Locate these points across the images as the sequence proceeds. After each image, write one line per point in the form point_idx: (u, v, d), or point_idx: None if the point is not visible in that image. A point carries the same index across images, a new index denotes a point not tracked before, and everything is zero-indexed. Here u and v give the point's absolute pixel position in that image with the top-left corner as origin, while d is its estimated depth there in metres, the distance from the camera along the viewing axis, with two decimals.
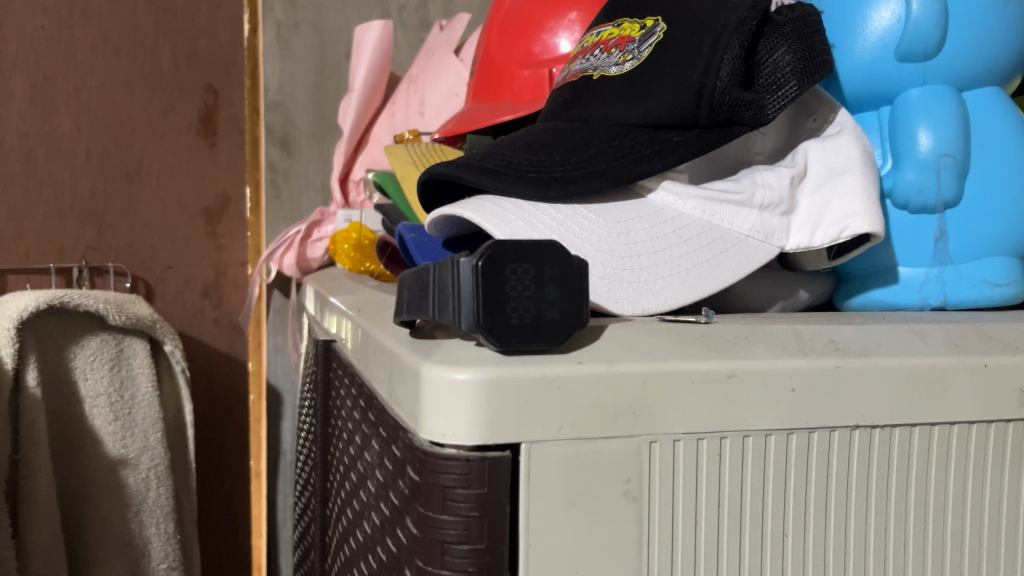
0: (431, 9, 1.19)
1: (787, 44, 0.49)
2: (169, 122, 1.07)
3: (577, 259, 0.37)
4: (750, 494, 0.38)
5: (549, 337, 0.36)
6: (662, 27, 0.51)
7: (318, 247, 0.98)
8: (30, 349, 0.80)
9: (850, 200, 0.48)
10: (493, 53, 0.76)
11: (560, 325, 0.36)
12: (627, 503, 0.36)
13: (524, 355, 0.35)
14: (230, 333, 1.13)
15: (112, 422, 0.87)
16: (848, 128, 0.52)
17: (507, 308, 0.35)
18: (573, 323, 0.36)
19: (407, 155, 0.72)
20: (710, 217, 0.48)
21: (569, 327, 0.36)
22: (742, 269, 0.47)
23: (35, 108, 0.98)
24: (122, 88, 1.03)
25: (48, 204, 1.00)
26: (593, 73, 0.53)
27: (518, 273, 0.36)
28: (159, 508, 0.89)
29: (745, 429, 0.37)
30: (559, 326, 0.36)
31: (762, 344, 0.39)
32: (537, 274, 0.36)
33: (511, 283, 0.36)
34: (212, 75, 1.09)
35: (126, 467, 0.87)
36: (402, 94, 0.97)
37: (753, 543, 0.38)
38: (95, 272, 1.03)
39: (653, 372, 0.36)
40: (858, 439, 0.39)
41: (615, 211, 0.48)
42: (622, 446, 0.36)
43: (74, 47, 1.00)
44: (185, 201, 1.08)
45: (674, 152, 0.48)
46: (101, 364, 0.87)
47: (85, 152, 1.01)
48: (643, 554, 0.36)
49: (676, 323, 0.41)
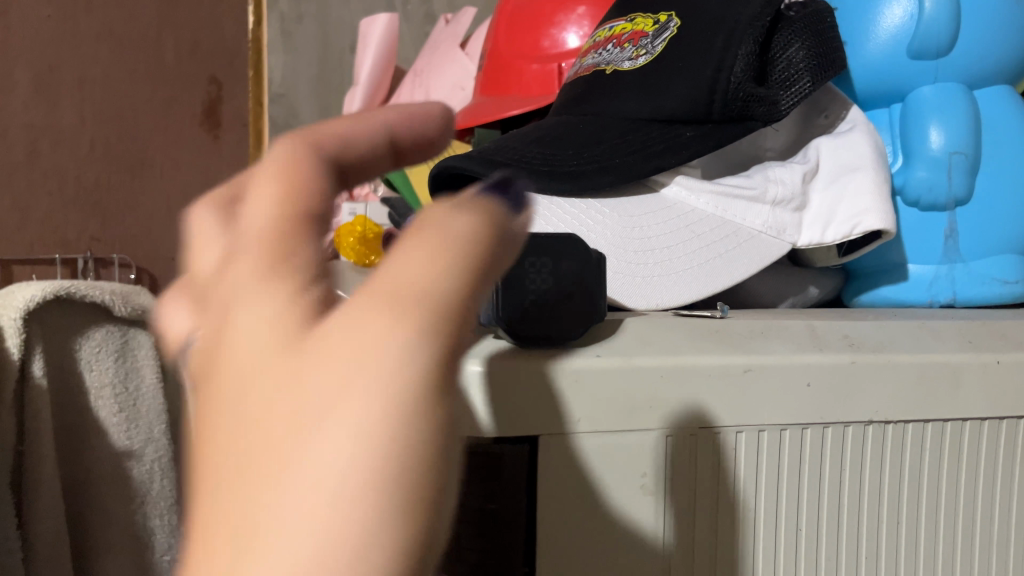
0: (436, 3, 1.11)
1: (801, 40, 0.49)
2: (173, 114, 1.06)
3: (595, 253, 0.38)
4: (764, 487, 0.38)
5: (566, 330, 0.36)
6: (676, 22, 0.51)
7: None
8: (36, 339, 0.74)
9: (863, 197, 0.48)
10: (501, 46, 0.75)
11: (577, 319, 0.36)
12: (644, 496, 0.36)
13: (541, 349, 0.36)
14: None
15: (118, 414, 0.80)
16: (860, 125, 0.52)
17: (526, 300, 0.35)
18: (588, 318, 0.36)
19: None
20: (723, 212, 0.49)
21: (587, 320, 0.36)
22: (754, 265, 0.47)
23: (39, 99, 0.97)
24: (125, 79, 1.03)
25: (53, 194, 0.98)
26: (606, 67, 0.53)
27: (537, 266, 0.36)
28: (163, 500, 0.82)
29: (760, 424, 0.38)
30: (577, 319, 0.36)
31: (777, 340, 0.39)
32: (556, 267, 0.37)
33: (531, 276, 0.36)
34: (216, 67, 1.09)
35: (131, 459, 0.80)
36: (408, 87, 0.96)
37: (767, 536, 0.38)
38: (100, 263, 1.02)
39: (670, 366, 0.36)
40: (872, 434, 0.40)
41: (629, 205, 0.48)
42: (638, 439, 0.36)
43: (79, 40, 0.99)
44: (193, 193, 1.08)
45: (687, 148, 0.48)
46: (106, 355, 0.81)
47: (89, 144, 1.01)
48: (658, 548, 0.36)
49: (690, 318, 0.42)
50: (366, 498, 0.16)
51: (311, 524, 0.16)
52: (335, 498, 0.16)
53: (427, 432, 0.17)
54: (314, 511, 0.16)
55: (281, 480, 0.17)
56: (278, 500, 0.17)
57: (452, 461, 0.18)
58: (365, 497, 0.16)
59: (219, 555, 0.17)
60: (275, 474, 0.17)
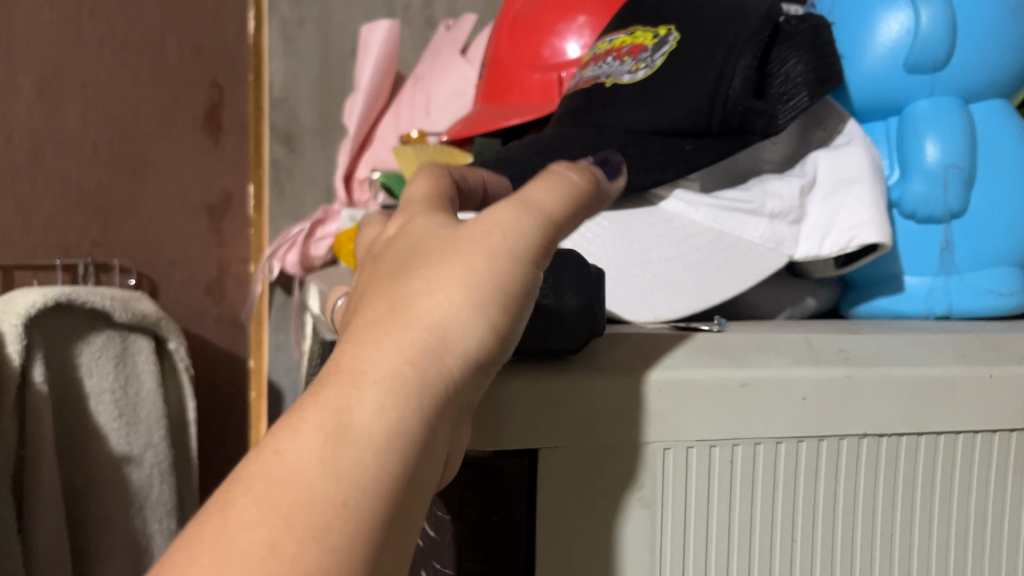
0: (436, 7, 1.09)
1: (799, 54, 0.50)
2: (175, 118, 0.97)
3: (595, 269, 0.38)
4: (761, 500, 0.38)
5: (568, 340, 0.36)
6: (676, 35, 0.51)
7: (322, 246, 0.93)
8: (37, 345, 0.73)
9: (859, 209, 0.49)
10: (502, 55, 0.76)
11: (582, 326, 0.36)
12: (641, 508, 0.36)
13: (540, 364, 0.36)
14: (233, 330, 1.03)
15: (117, 419, 0.80)
16: (857, 139, 0.53)
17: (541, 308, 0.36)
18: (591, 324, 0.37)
19: (415, 156, 0.73)
20: (721, 225, 0.49)
21: (588, 331, 0.37)
22: (752, 277, 0.48)
23: (43, 103, 0.88)
24: (121, 73, 0.93)
25: (55, 200, 0.89)
26: (606, 80, 0.54)
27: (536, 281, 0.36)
28: (162, 505, 0.82)
29: (756, 437, 0.38)
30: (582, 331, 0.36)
31: (774, 353, 0.40)
32: (556, 282, 0.36)
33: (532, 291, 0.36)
34: (217, 69, 0.99)
35: (130, 464, 0.80)
36: (407, 93, 0.96)
37: (762, 548, 0.38)
38: (100, 268, 0.93)
39: (668, 380, 0.37)
40: (867, 447, 0.40)
41: (629, 218, 0.49)
42: (635, 452, 0.36)
43: (82, 43, 0.90)
44: (191, 194, 0.98)
45: (687, 160, 0.49)
46: (106, 360, 0.80)
47: (93, 146, 0.92)
48: (655, 560, 0.36)
49: (689, 332, 0.42)
50: (473, 308, 0.25)
51: (436, 314, 0.25)
52: (452, 304, 0.25)
53: (516, 280, 0.26)
54: (438, 307, 0.25)
55: (420, 284, 0.26)
56: (415, 296, 0.25)
57: (523, 303, 0.27)
58: (470, 304, 0.25)
59: (349, 350, 0.25)
60: (415, 281, 0.26)
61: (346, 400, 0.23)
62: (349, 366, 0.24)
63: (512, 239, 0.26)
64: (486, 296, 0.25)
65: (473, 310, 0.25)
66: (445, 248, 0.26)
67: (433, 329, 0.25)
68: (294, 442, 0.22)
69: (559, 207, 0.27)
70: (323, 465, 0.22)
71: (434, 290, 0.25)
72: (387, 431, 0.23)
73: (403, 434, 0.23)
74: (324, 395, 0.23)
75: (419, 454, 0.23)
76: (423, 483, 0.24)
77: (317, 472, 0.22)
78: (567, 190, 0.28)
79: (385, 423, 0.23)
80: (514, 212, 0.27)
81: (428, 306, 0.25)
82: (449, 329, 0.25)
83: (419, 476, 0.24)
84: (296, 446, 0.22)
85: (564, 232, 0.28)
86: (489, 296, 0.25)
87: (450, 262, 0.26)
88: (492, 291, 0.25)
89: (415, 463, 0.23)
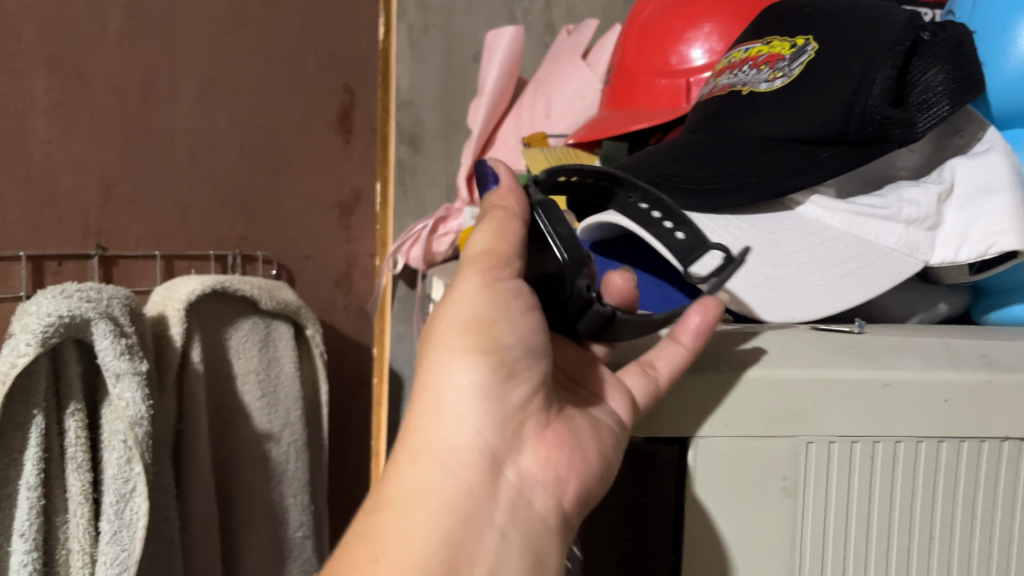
0: (555, 13, 1.12)
1: (940, 64, 0.50)
2: (311, 120, 1.01)
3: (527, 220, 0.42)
4: (901, 496, 0.40)
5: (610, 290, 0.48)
6: (814, 45, 0.53)
7: (444, 241, 0.97)
8: (195, 328, 0.79)
9: (999, 218, 0.49)
10: (629, 62, 0.79)
11: (574, 271, 0.39)
12: (783, 497, 0.39)
13: (579, 276, 0.39)
14: (358, 320, 1.08)
15: (260, 398, 0.86)
16: (997, 146, 0.53)
17: (549, 297, 0.41)
18: (581, 249, 0.39)
19: (545, 159, 0.75)
20: (857, 231, 0.51)
21: (561, 234, 0.39)
22: (888, 281, 0.49)
23: (199, 108, 0.93)
24: (266, 79, 0.98)
25: (207, 196, 0.95)
26: (743, 88, 0.56)
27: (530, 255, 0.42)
28: (297, 481, 0.88)
29: (897, 435, 0.40)
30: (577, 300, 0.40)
31: (914, 356, 0.41)
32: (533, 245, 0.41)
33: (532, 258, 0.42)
34: (350, 75, 1.03)
35: (272, 441, 0.86)
36: (530, 95, 0.99)
37: (900, 543, 0.40)
38: (246, 259, 0.99)
39: (812, 380, 0.39)
40: (1008, 450, 0.41)
41: (766, 222, 0.51)
42: (781, 445, 0.39)
43: (233, 51, 0.95)
44: (323, 193, 1.03)
45: (823, 167, 0.50)
46: (251, 345, 0.86)
47: (240, 148, 0.97)
48: (795, 546, 0.39)
49: (832, 334, 0.44)
50: (455, 364, 0.37)
51: (436, 384, 0.37)
52: (443, 369, 0.37)
53: (480, 320, 0.38)
54: (431, 380, 0.38)
55: (426, 368, 0.38)
56: (424, 381, 0.38)
57: (501, 328, 0.38)
58: (452, 364, 0.37)
59: (401, 441, 0.38)
60: (422, 369, 0.39)
61: (394, 482, 0.36)
62: (399, 456, 0.38)
63: (472, 304, 0.38)
64: (455, 344, 0.38)
65: (451, 363, 0.37)
66: (435, 332, 0.39)
67: (433, 397, 0.37)
68: (362, 522, 0.36)
69: (484, 245, 0.39)
70: (376, 526, 0.35)
71: (429, 375, 0.38)
72: (422, 486, 0.36)
73: (429, 478, 0.36)
74: (388, 481, 0.37)
75: (463, 484, 0.36)
76: (475, 499, 0.36)
77: (374, 542, 0.34)
78: (502, 233, 0.40)
79: (413, 480, 0.36)
80: (468, 280, 0.39)
81: (429, 387, 0.38)
82: (438, 391, 0.37)
83: (471, 497, 0.36)
84: (366, 521, 0.36)
85: (502, 255, 0.39)
86: (466, 344, 0.37)
87: (437, 343, 0.38)
88: (466, 339, 0.37)
89: (459, 495, 0.36)
